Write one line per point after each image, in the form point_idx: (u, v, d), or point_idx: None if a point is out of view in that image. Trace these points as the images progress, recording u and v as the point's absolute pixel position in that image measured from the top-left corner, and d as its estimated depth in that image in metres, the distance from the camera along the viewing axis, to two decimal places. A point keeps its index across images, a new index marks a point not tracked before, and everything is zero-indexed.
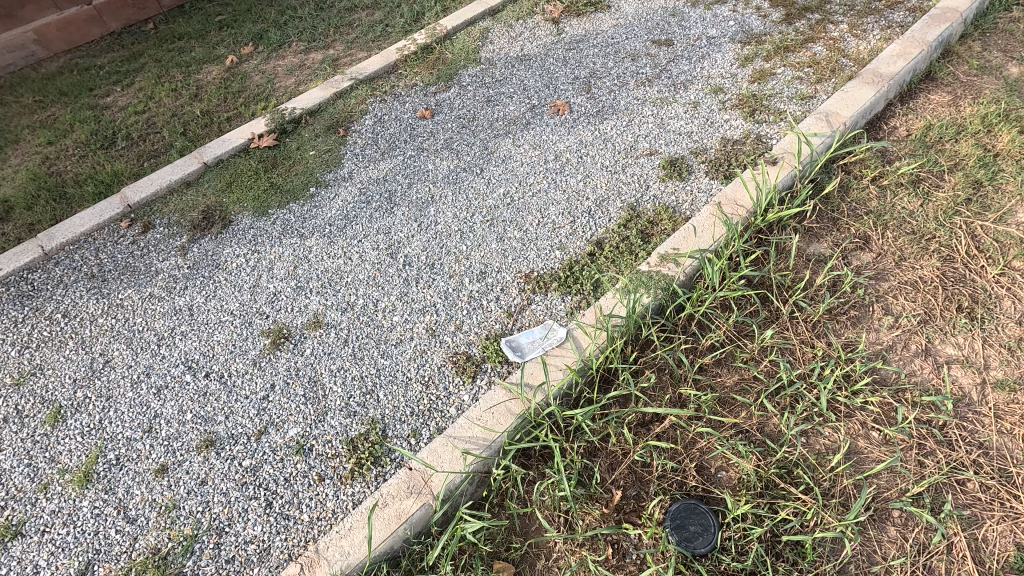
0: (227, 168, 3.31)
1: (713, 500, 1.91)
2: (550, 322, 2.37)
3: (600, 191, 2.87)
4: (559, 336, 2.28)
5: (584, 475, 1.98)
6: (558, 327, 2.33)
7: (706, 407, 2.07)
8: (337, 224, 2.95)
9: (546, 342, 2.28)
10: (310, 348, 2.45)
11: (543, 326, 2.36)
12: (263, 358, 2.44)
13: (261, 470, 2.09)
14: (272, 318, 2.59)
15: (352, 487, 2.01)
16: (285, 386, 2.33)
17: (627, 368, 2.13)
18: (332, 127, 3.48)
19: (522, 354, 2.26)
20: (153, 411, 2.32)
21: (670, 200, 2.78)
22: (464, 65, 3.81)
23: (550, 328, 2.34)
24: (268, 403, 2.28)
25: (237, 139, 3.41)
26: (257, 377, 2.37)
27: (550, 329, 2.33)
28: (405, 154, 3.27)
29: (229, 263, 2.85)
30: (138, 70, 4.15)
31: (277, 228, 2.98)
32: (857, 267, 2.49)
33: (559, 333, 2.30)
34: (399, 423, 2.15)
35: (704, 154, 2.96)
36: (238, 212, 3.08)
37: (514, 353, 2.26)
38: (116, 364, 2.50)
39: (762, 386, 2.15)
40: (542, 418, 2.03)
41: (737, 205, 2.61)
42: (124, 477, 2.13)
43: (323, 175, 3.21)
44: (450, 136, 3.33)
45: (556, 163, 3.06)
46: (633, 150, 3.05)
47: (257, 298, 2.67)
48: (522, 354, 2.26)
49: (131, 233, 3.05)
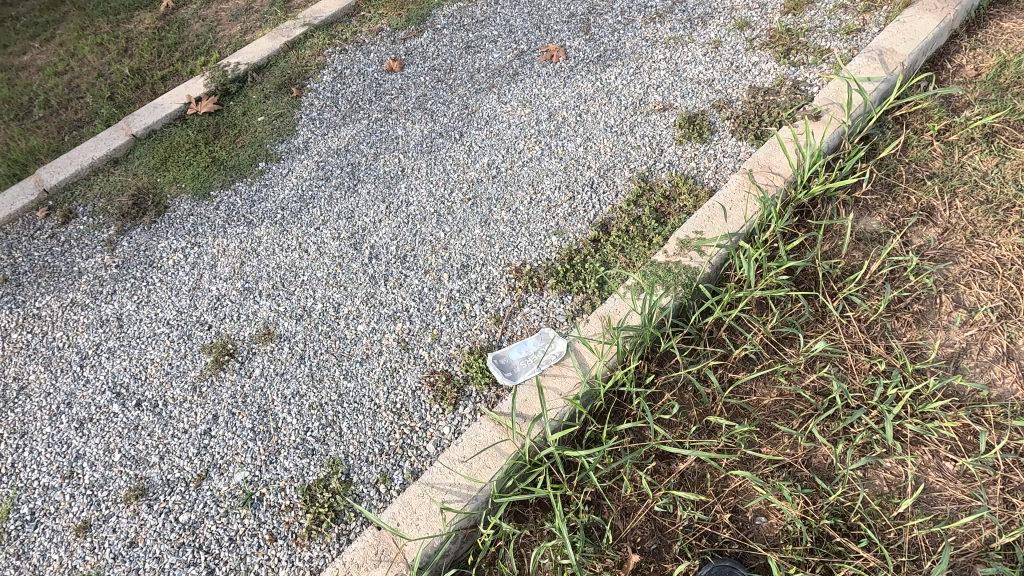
0: (160, 140, 2.79)
1: (751, 558, 1.55)
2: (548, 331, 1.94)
3: (604, 158, 2.37)
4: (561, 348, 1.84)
5: (593, 530, 1.62)
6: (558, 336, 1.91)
7: (741, 440, 1.68)
8: (291, 208, 2.47)
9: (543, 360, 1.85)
10: (260, 368, 2.04)
11: (541, 336, 1.93)
12: (203, 381, 2.04)
13: (202, 528, 1.74)
14: (215, 330, 2.16)
15: (309, 551, 1.65)
16: (230, 418, 1.94)
17: (643, 392, 1.72)
18: (284, 85, 2.92)
19: (517, 376, 1.83)
20: (75, 451, 1.95)
21: (690, 167, 2.27)
22: (438, 4, 3.20)
23: (548, 340, 1.91)
24: (209, 440, 1.90)
25: (170, 105, 2.87)
26: (196, 406, 1.98)
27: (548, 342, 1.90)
28: (370, 116, 2.74)
29: (164, 260, 2.40)
30: (59, 21, 3.53)
31: (220, 214, 2.50)
32: (919, 247, 2.04)
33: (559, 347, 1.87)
34: (365, 465, 1.78)
35: (729, 108, 2.42)
36: (175, 195, 2.60)
37: (504, 376, 1.84)
38: (32, 392, 2.10)
39: (807, 408, 1.76)
40: (540, 460, 1.65)
41: (773, 172, 2.12)
42: (40, 537, 1.78)
43: (274, 146, 2.70)
44: (423, 92, 2.78)
45: (550, 124, 2.53)
46: (643, 105, 2.52)
47: (198, 304, 2.24)
48: (516, 376, 1.83)
49: (49, 224, 2.58)
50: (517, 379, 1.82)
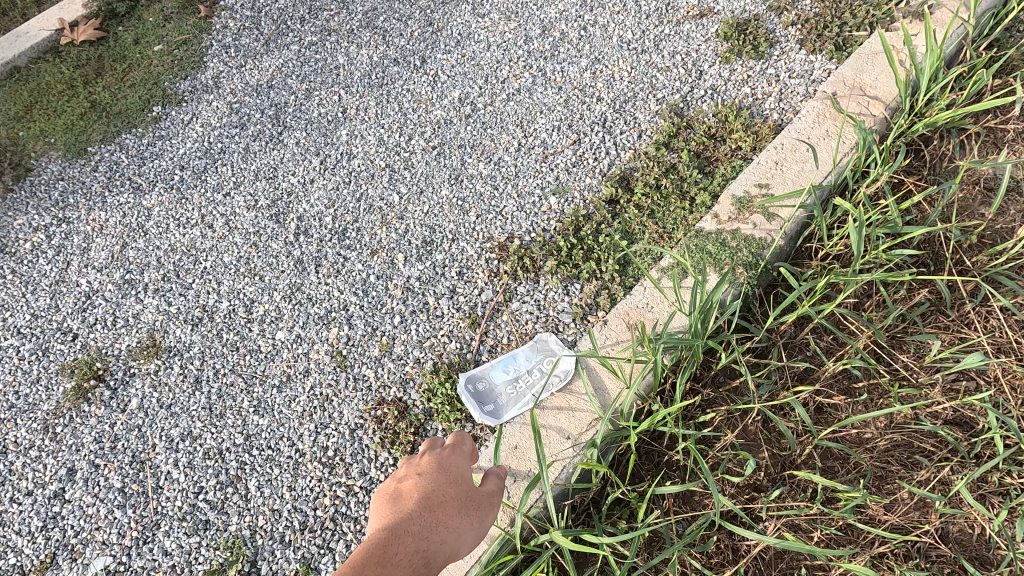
0: (25, 80, 2.08)
1: None
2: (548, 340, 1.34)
3: (620, 84, 1.70)
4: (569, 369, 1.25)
5: None
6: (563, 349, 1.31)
7: (848, 505, 1.09)
8: (193, 167, 1.82)
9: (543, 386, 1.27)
10: (138, 398, 1.43)
11: (538, 348, 1.34)
12: (58, 417, 1.43)
13: None
14: (81, 341, 1.55)
15: None
16: (91, 473, 1.35)
17: (693, 436, 1.13)
18: (189, 2, 2.20)
19: (505, 413, 1.25)
20: None
21: (742, 93, 1.61)
22: None
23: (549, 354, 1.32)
24: (60, 507, 1.32)
25: (39, 33, 2.15)
26: (46, 456, 1.39)
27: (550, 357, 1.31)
28: (301, 39, 2.04)
29: (20, 243, 1.75)
30: None
31: (99, 178, 1.85)
32: None
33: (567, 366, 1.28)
34: (281, 546, 1.21)
35: (793, 10, 1.73)
36: (41, 153, 1.93)
37: (486, 413, 1.25)
38: None
39: (938, 449, 1.17)
40: (539, 547, 1.06)
41: (866, 96, 1.46)
42: None
43: (175, 84, 2.02)
44: (372, 5, 2.07)
45: (543, 41, 1.85)
46: (671, 11, 1.83)
47: (60, 305, 1.62)
48: (505, 412, 1.25)
49: None
50: (506, 416, 1.24)
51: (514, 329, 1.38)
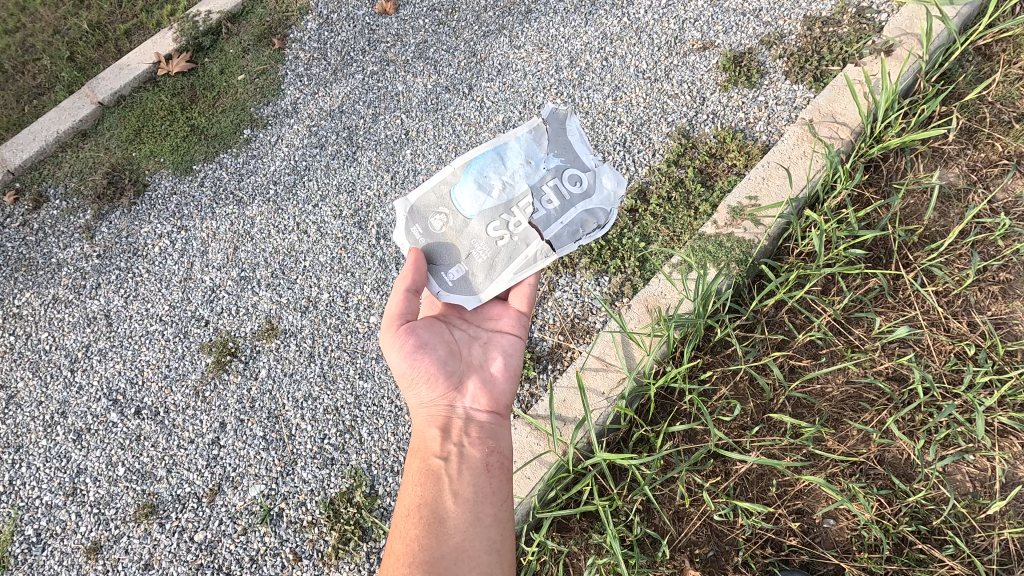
0: (132, 108, 2.46)
1: (821, 566, 1.43)
2: (541, 155, 1.50)
3: (637, 110, 2.07)
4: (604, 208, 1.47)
5: (645, 541, 1.48)
6: (582, 183, 1.48)
7: (809, 438, 1.49)
8: (285, 182, 2.21)
9: (530, 232, 1.43)
10: (266, 369, 1.85)
11: (511, 185, 1.47)
12: (206, 385, 1.86)
13: (220, 548, 1.62)
14: (213, 326, 1.96)
15: (339, 570, 1.55)
16: (238, 425, 1.78)
17: (698, 389, 1.52)
18: (263, 35, 2.54)
19: (478, 270, 1.41)
20: (75, 465, 1.81)
21: (737, 118, 1.98)
22: None
23: (542, 193, 1.46)
24: (219, 450, 1.75)
25: (139, 66, 2.51)
26: (201, 414, 1.82)
27: (533, 195, 1.46)
28: (364, 70, 2.40)
29: (149, 248, 2.16)
30: None
31: (206, 192, 2.24)
32: (1005, 205, 1.76)
33: (596, 207, 1.48)
34: (391, 474, 1.64)
35: (781, 44, 2.08)
36: (154, 170, 2.32)
37: (446, 285, 1.38)
38: (24, 401, 1.94)
39: (883, 398, 1.55)
40: (584, 469, 1.48)
41: (837, 122, 1.83)
42: (49, 561, 1.69)
43: (260, 110, 2.39)
44: (423, 38, 2.42)
45: (571, 72, 2.19)
46: (679, 44, 2.18)
47: (191, 298, 2.03)
48: (479, 269, 1.41)
49: (18, 210, 2.30)
50: (483, 278, 1.41)
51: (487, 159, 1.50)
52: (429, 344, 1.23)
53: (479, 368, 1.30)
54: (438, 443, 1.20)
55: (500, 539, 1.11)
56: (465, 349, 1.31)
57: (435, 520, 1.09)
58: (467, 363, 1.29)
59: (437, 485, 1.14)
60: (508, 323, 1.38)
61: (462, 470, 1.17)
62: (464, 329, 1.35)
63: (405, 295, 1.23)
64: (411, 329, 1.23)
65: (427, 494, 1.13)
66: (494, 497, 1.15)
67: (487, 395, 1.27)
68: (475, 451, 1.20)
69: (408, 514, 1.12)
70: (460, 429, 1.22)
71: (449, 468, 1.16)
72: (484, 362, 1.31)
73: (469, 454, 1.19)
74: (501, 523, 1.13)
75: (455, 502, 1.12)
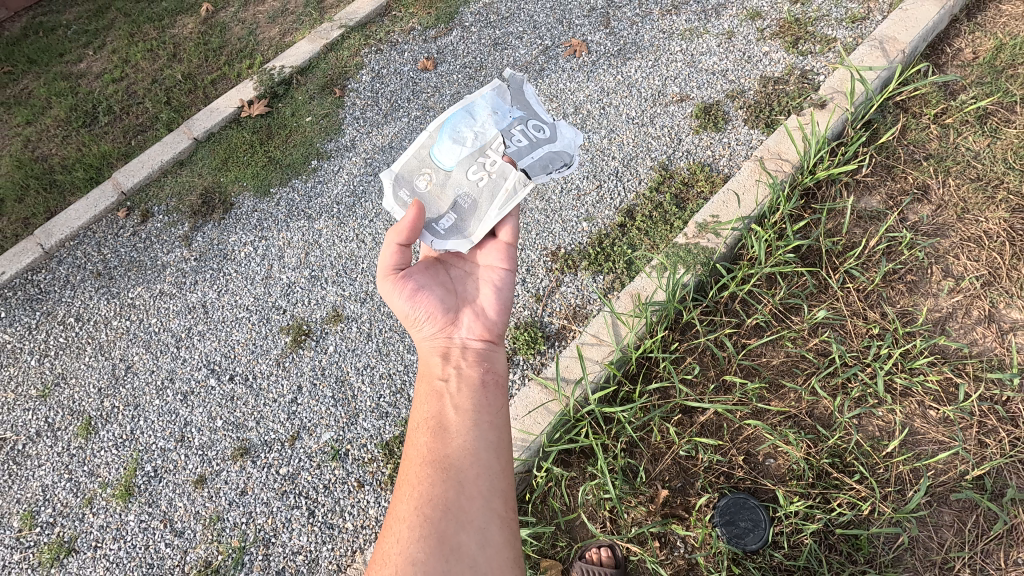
0: (220, 142, 3.03)
1: (762, 492, 1.88)
2: (506, 108, 1.93)
3: (628, 148, 2.61)
4: (568, 150, 1.95)
5: (628, 472, 1.94)
6: (545, 132, 1.96)
7: (753, 395, 1.97)
8: (345, 203, 2.75)
9: (505, 166, 1.76)
10: (333, 345, 2.36)
11: (486, 136, 1.84)
12: (285, 358, 2.37)
13: (300, 478, 2.11)
14: (290, 313, 2.48)
15: (393, 494, 2.03)
16: (312, 388, 2.28)
17: (669, 357, 2.01)
18: (327, 86, 3.14)
19: (464, 215, 1.72)
20: (183, 418, 2.31)
21: (706, 155, 2.51)
22: (464, 1, 3.33)
23: (512, 135, 1.88)
24: (297, 406, 2.25)
25: (226, 109, 3.09)
26: (282, 379, 2.32)
27: (505, 139, 1.85)
28: (409, 114, 2.98)
29: (237, 253, 2.70)
30: (109, 28, 3.65)
31: (282, 210, 2.79)
32: (913, 223, 2.26)
33: (560, 151, 1.96)
34: None
35: (742, 98, 2.64)
36: (238, 192, 2.88)
37: (438, 234, 1.67)
38: (139, 371, 2.45)
39: (812, 367, 2.02)
40: (581, 415, 1.96)
41: (781, 159, 2.35)
42: (165, 489, 2.17)
43: (324, 145, 2.96)
44: (457, 90, 3.00)
45: (575, 117, 2.75)
46: (662, 97, 2.74)
47: (271, 291, 2.55)
48: (465, 212, 1.72)
49: (130, 223, 2.86)
50: (470, 221, 1.70)
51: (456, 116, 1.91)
52: (426, 287, 1.54)
53: (474, 305, 1.58)
54: (440, 367, 1.45)
55: (498, 438, 1.31)
56: (459, 291, 1.59)
57: (441, 424, 1.32)
58: (461, 302, 1.57)
59: (441, 398, 1.38)
60: (495, 266, 1.62)
61: (461, 386, 1.41)
62: (458, 275, 1.64)
63: (395, 246, 1.51)
64: (408, 276, 1.53)
65: (433, 405, 1.37)
66: (490, 407, 1.38)
67: (480, 325, 1.54)
68: (472, 370, 1.45)
69: (418, 423, 1.36)
70: (458, 355, 1.50)
71: (450, 386, 1.41)
72: (477, 299, 1.58)
73: (466, 373, 1.45)
74: (498, 427, 1.34)
75: (458, 410, 1.35)
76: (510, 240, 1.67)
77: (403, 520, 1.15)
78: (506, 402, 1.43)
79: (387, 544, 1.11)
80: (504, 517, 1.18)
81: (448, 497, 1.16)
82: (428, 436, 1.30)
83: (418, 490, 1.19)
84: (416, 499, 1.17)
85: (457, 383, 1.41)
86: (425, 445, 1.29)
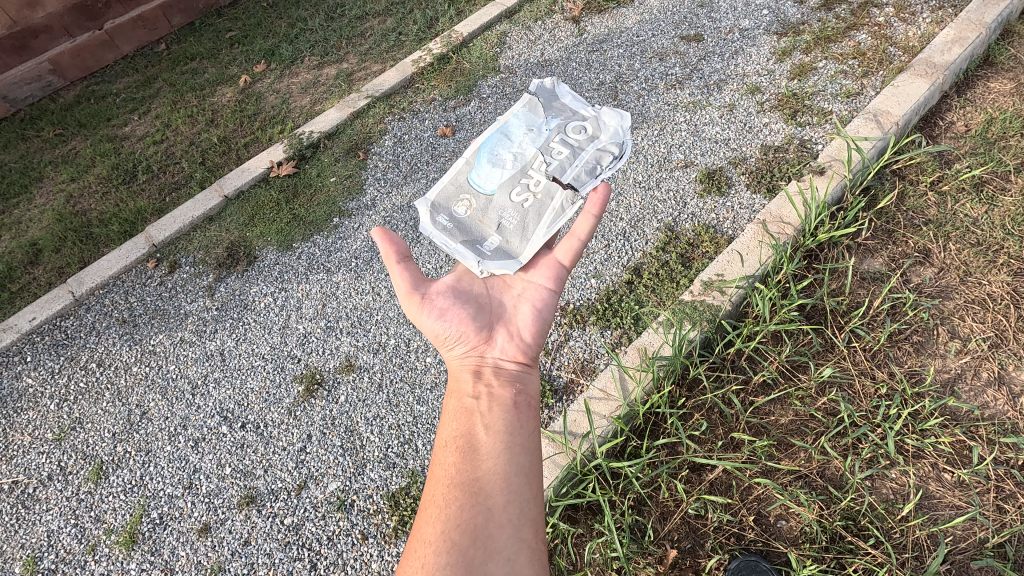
0: (249, 200, 3.21)
1: (774, 555, 1.83)
2: (540, 126, 2.09)
3: (635, 210, 2.72)
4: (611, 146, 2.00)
5: (636, 530, 1.91)
6: (583, 135, 2.04)
7: (761, 454, 1.95)
8: (363, 258, 2.87)
9: (548, 184, 1.95)
10: (345, 395, 2.39)
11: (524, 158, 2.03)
12: (297, 406, 2.40)
13: (304, 528, 2.10)
14: (304, 362, 2.54)
15: (397, 547, 2.01)
16: (322, 437, 2.30)
17: (675, 413, 2.01)
18: (352, 149, 3.35)
19: (511, 236, 1.86)
20: (192, 465, 2.33)
21: (710, 217, 2.62)
22: (482, 74, 3.58)
23: (552, 148, 2.02)
24: (305, 455, 2.26)
25: (256, 169, 3.29)
26: (293, 427, 2.35)
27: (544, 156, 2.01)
28: (428, 176, 3.16)
29: (257, 303, 2.81)
30: (154, 96, 3.96)
31: (302, 263, 2.91)
32: (917, 285, 2.30)
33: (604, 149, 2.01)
34: None
35: (744, 165, 2.77)
36: (263, 246, 3.01)
37: (486, 254, 1.79)
38: (154, 417, 2.50)
39: (821, 427, 2.01)
40: (588, 470, 1.96)
41: (783, 222, 2.44)
42: (168, 538, 2.16)
43: (346, 204, 3.12)
44: None
45: None
46: (667, 163, 2.88)
47: (288, 341, 2.63)
48: (511, 233, 1.87)
49: (158, 273, 3.00)
50: (517, 241, 1.84)
51: (492, 146, 2.08)
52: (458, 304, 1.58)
53: (508, 327, 1.61)
54: (470, 386, 1.48)
55: (529, 463, 1.32)
56: (493, 311, 1.63)
57: (469, 444, 1.33)
58: (496, 323, 1.61)
59: (471, 417, 1.40)
60: (539, 287, 1.70)
61: (492, 406, 1.43)
62: (493, 296, 1.68)
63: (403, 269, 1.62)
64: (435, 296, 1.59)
65: (462, 425, 1.39)
66: (521, 430, 1.39)
67: (513, 346, 1.58)
68: (503, 392, 1.47)
69: (446, 441, 1.38)
70: (491, 373, 1.52)
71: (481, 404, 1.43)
72: (511, 320, 1.62)
73: (498, 394, 1.46)
74: (528, 450, 1.35)
75: (488, 432, 1.36)
76: (565, 263, 1.74)
77: (429, 544, 1.14)
78: (536, 425, 1.45)
79: (411, 566, 1.10)
80: (533, 549, 1.18)
81: (477, 523, 1.16)
82: (456, 457, 1.32)
83: (445, 513, 1.19)
84: (442, 521, 1.17)
85: (488, 402, 1.42)
86: (452, 464, 1.30)
